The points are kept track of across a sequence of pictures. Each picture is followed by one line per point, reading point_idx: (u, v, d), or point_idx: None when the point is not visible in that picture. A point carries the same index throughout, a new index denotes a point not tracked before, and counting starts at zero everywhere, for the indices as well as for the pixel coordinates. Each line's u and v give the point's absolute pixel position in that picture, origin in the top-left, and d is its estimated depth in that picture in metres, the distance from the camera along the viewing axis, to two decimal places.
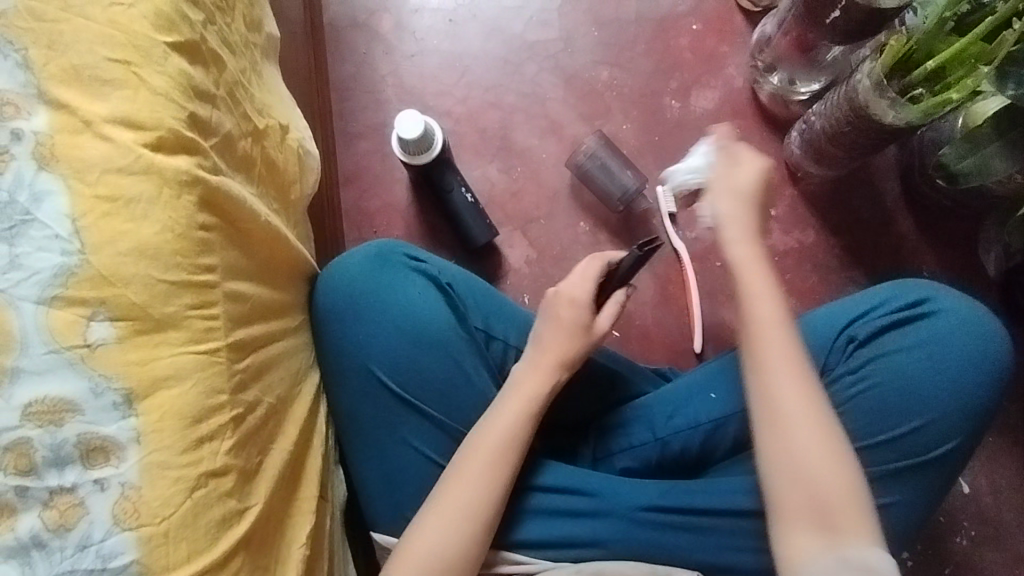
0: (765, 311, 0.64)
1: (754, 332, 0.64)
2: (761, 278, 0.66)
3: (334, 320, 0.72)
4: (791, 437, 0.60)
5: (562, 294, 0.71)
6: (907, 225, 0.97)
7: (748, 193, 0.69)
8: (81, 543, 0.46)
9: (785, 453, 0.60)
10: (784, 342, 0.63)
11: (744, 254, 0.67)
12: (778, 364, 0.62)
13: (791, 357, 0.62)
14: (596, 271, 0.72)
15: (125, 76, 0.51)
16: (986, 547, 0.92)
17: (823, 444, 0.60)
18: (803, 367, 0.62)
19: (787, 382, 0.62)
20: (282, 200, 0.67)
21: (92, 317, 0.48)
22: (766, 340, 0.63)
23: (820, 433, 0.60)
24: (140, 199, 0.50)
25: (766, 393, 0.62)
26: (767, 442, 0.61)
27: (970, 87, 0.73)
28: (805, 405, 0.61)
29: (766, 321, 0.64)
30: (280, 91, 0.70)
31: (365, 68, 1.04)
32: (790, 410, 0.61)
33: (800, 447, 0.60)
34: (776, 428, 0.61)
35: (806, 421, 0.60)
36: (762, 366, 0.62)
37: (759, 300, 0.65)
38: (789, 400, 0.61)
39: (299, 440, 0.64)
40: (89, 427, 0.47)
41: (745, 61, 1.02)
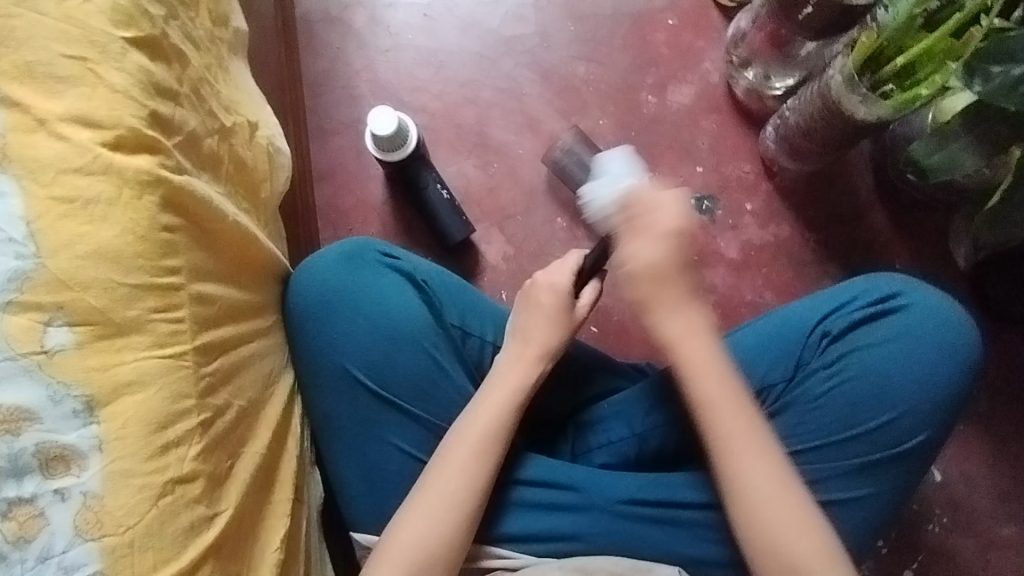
0: (716, 388, 0.64)
1: (706, 410, 0.64)
2: (705, 351, 0.66)
3: (308, 319, 0.71)
4: (757, 513, 0.62)
5: (542, 282, 0.71)
6: (880, 220, 0.98)
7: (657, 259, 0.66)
8: (42, 555, 0.45)
9: (754, 528, 0.62)
10: (739, 418, 0.63)
11: (679, 329, 0.67)
12: (738, 446, 0.63)
13: (748, 433, 0.63)
14: (571, 262, 0.72)
15: (81, 73, 0.49)
16: (958, 534, 0.94)
17: (790, 516, 0.61)
18: (761, 437, 0.63)
19: (746, 455, 0.63)
20: (251, 198, 0.66)
21: (50, 322, 0.46)
22: (723, 422, 0.64)
23: (784, 507, 0.61)
24: (99, 201, 0.48)
25: (728, 469, 0.63)
26: (738, 513, 0.63)
27: (939, 82, 0.74)
28: (771, 479, 0.62)
29: (715, 398, 0.64)
30: (249, 87, 0.69)
31: (339, 63, 1.03)
32: (754, 483, 0.62)
33: (769, 515, 0.62)
34: (743, 505, 0.62)
35: (771, 490, 0.62)
36: (721, 444, 0.63)
37: (705, 377, 0.65)
38: (752, 473, 0.62)
39: (272, 442, 0.63)
40: (49, 436, 0.46)
41: (720, 57, 1.02)
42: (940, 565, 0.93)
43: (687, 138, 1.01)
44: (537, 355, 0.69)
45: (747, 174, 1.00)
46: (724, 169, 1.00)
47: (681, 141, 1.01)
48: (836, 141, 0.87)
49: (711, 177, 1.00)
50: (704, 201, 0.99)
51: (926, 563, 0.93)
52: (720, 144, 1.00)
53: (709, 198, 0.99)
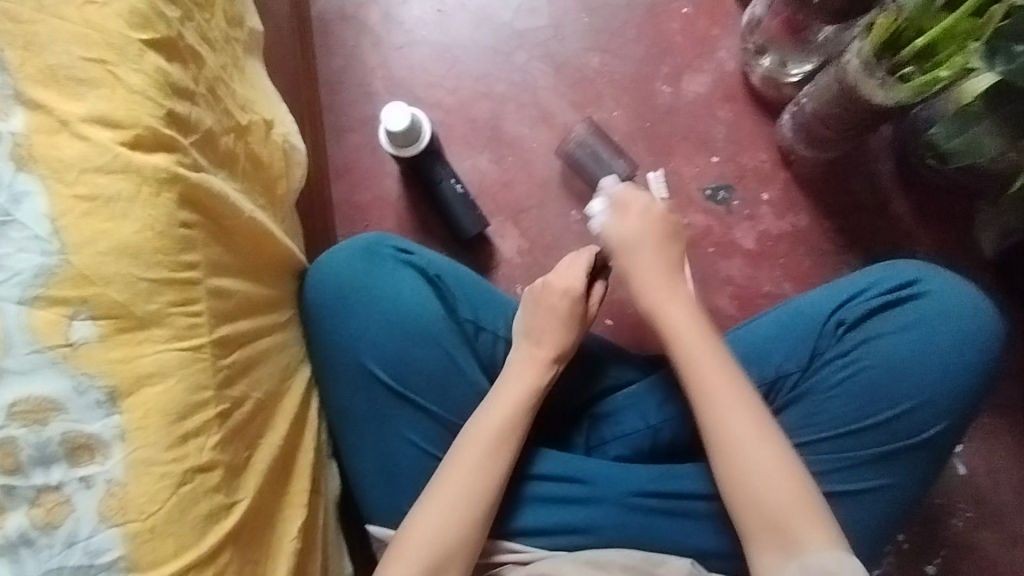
0: (693, 342, 0.66)
1: (686, 364, 0.65)
2: (682, 313, 0.67)
3: (324, 314, 0.72)
4: (737, 458, 0.62)
5: (553, 286, 0.71)
6: (901, 207, 0.96)
7: (639, 240, 0.70)
8: (68, 540, 0.47)
9: (735, 474, 0.62)
10: (721, 365, 0.64)
11: (656, 296, 0.69)
12: (720, 389, 0.63)
13: (727, 384, 0.63)
14: (584, 262, 0.72)
15: (101, 75, 0.51)
16: (985, 528, 0.92)
17: (770, 460, 0.61)
18: (740, 389, 0.63)
19: (725, 405, 0.63)
20: (268, 195, 0.67)
21: (74, 315, 0.48)
22: (705, 367, 0.64)
23: (765, 450, 0.61)
24: (119, 198, 0.50)
25: (710, 421, 0.63)
26: (721, 465, 0.62)
27: (960, 64, 0.72)
28: (751, 422, 0.62)
29: (694, 352, 0.65)
30: (264, 86, 0.70)
31: (354, 60, 1.04)
32: (734, 434, 0.62)
33: (751, 466, 0.61)
34: (725, 451, 0.62)
35: (751, 441, 0.62)
36: (701, 397, 0.64)
37: (682, 334, 0.66)
38: (732, 423, 0.62)
39: (289, 434, 0.65)
40: (74, 426, 0.47)
41: (736, 45, 1.01)
42: (965, 560, 0.91)
43: (702, 128, 1.00)
44: (552, 356, 0.69)
45: (764, 163, 0.99)
46: (740, 158, 0.99)
47: (697, 131, 1.00)
48: (854, 128, 0.85)
49: (728, 167, 0.99)
50: (721, 191, 0.98)
51: (950, 558, 0.91)
52: (736, 133, 0.99)
53: (726, 188, 0.98)
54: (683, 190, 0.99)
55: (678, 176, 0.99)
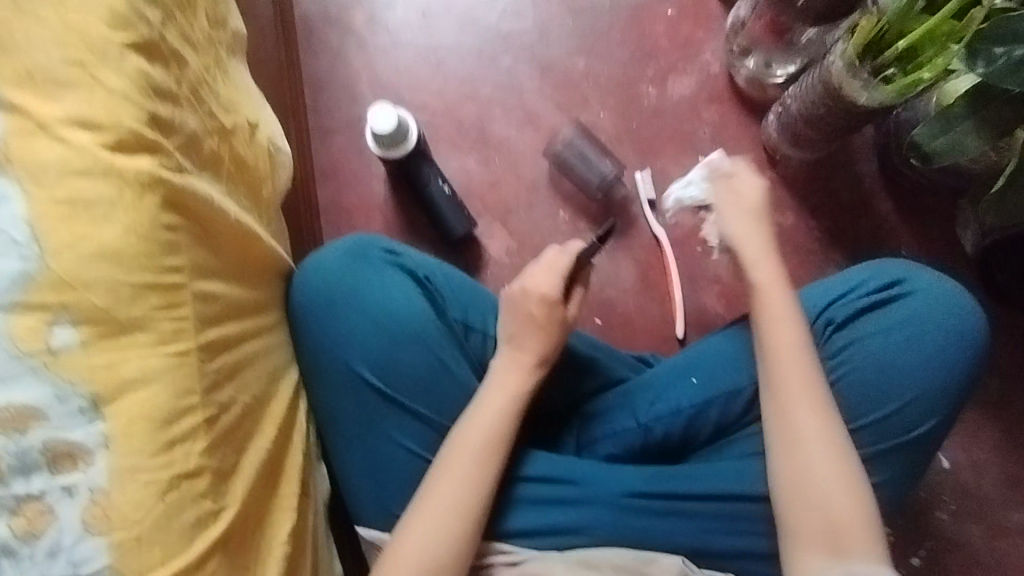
0: (788, 332, 0.65)
1: (773, 354, 0.65)
2: (784, 300, 0.67)
3: (313, 318, 0.72)
4: (801, 460, 0.62)
5: (531, 291, 0.70)
6: (885, 206, 0.97)
7: (756, 210, 0.71)
8: (51, 550, 0.46)
9: (796, 476, 0.62)
10: (802, 366, 0.64)
11: (767, 276, 0.68)
12: (795, 389, 0.63)
13: (810, 379, 0.64)
14: (563, 265, 0.71)
15: (80, 77, 0.50)
16: (968, 521, 0.93)
17: (833, 467, 0.61)
18: (820, 388, 0.64)
19: (803, 402, 0.63)
20: (253, 197, 0.66)
21: (54, 321, 0.47)
22: (785, 365, 0.64)
23: (830, 457, 0.61)
24: (101, 202, 0.49)
25: (785, 414, 0.63)
26: (779, 459, 0.63)
27: (941, 65, 0.73)
28: (824, 426, 0.62)
29: (787, 342, 0.65)
30: (248, 88, 0.69)
31: (339, 62, 1.03)
32: (804, 430, 0.62)
33: (813, 465, 0.62)
34: (790, 449, 0.63)
35: (820, 441, 0.62)
36: (782, 389, 0.64)
37: (781, 322, 0.66)
38: (806, 421, 0.63)
39: (277, 438, 0.64)
40: (55, 433, 0.47)
41: (721, 46, 1.02)
42: (950, 553, 0.92)
43: (688, 129, 1.00)
44: (533, 362, 0.69)
45: (749, 163, 0.99)
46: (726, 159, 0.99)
47: (682, 132, 1.00)
48: (839, 128, 0.86)
49: None
50: None
51: (935, 551, 0.92)
52: (722, 134, 1.00)
53: None
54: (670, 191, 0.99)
55: (664, 177, 0.99)
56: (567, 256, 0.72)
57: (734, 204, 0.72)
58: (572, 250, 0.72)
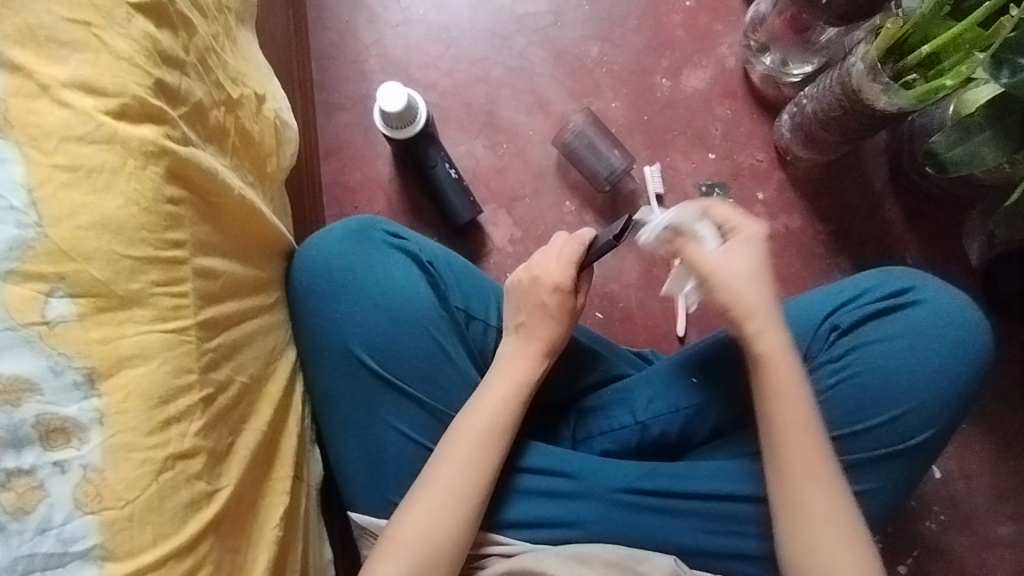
0: (795, 412, 0.63)
1: (780, 434, 0.63)
2: (793, 372, 0.64)
3: (313, 297, 0.71)
4: (808, 537, 0.61)
5: (543, 280, 0.69)
6: (893, 213, 0.97)
7: (753, 273, 0.66)
8: (41, 527, 0.45)
9: (804, 552, 0.61)
10: (809, 441, 0.62)
11: (773, 347, 0.64)
12: (800, 465, 0.62)
13: (819, 460, 0.62)
14: (574, 252, 0.70)
15: (85, 38, 0.48)
16: (955, 531, 0.94)
17: (842, 542, 0.60)
18: (830, 467, 0.62)
19: (812, 483, 0.62)
20: (257, 172, 0.64)
21: (51, 292, 0.46)
22: (790, 439, 0.63)
23: (838, 531, 0.61)
24: (102, 170, 0.47)
25: (793, 494, 0.62)
26: (787, 539, 0.62)
27: (964, 74, 0.72)
28: (830, 501, 0.61)
29: (797, 421, 0.63)
30: (255, 59, 0.67)
31: (348, 37, 1.01)
32: (812, 513, 0.61)
33: (824, 550, 0.60)
34: (796, 525, 0.62)
35: (830, 521, 0.61)
36: (788, 468, 0.62)
37: (789, 399, 0.63)
38: (816, 502, 0.61)
39: (273, 419, 0.63)
40: (48, 407, 0.45)
41: (738, 41, 1.00)
42: (935, 561, 0.93)
43: (700, 124, 0.99)
44: (542, 351, 0.68)
45: (760, 162, 0.98)
46: (736, 157, 0.98)
47: (694, 127, 0.99)
48: (854, 132, 0.85)
49: (723, 164, 0.98)
50: (716, 188, 0.98)
51: (921, 559, 0.93)
52: (734, 131, 0.99)
53: (721, 185, 0.98)
54: (678, 186, 0.98)
55: (673, 172, 0.98)
56: (583, 246, 0.70)
57: (725, 271, 0.66)
58: (586, 240, 0.70)
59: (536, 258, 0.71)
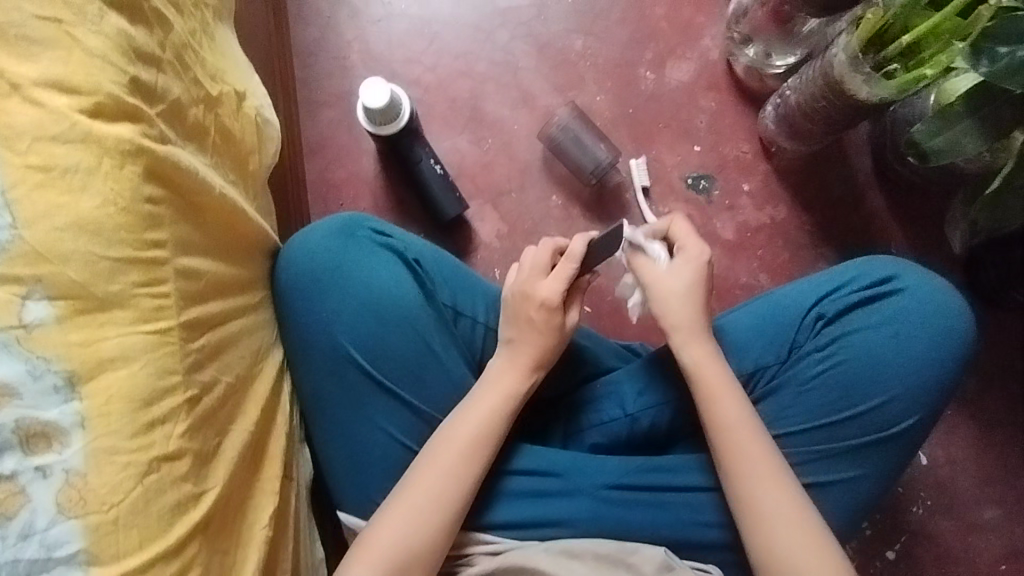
0: (731, 414, 0.64)
1: (720, 437, 0.64)
2: (724, 377, 0.65)
3: (298, 297, 0.70)
4: (766, 532, 0.61)
5: (532, 295, 0.69)
6: (878, 202, 0.98)
7: (686, 293, 0.67)
8: (24, 533, 0.44)
9: (765, 547, 0.61)
10: (749, 440, 0.63)
11: (700, 356, 0.66)
12: (745, 464, 0.63)
13: (762, 456, 0.63)
14: (568, 273, 0.69)
15: (56, 35, 0.47)
16: (941, 515, 0.95)
17: (801, 532, 0.60)
18: (773, 462, 0.63)
19: (759, 479, 0.62)
20: (239, 170, 0.64)
21: (28, 295, 0.45)
22: (730, 440, 0.64)
23: (793, 521, 0.61)
24: (77, 169, 0.46)
25: (743, 491, 0.63)
26: (750, 534, 0.62)
27: (944, 64, 0.72)
28: (781, 496, 0.62)
29: (733, 421, 0.64)
30: (234, 54, 0.66)
31: (330, 32, 1.00)
32: (766, 508, 0.61)
33: (783, 540, 0.60)
34: (752, 522, 0.62)
35: (782, 511, 0.61)
36: (733, 465, 0.63)
37: (723, 403, 0.64)
38: (764, 496, 0.62)
39: (260, 420, 0.62)
40: (28, 413, 0.45)
41: (721, 33, 1.00)
42: (923, 546, 0.94)
43: (685, 117, 0.99)
44: (534, 356, 0.68)
45: (744, 154, 0.99)
46: (722, 148, 0.99)
47: (679, 120, 0.99)
48: (837, 122, 0.86)
49: (708, 156, 0.98)
50: (701, 180, 0.98)
51: (908, 544, 0.94)
52: (718, 123, 0.99)
53: (706, 178, 0.98)
54: (664, 178, 0.98)
55: (659, 165, 0.98)
56: (576, 264, 0.69)
57: (661, 286, 0.68)
58: (576, 257, 0.69)
59: (526, 272, 0.70)
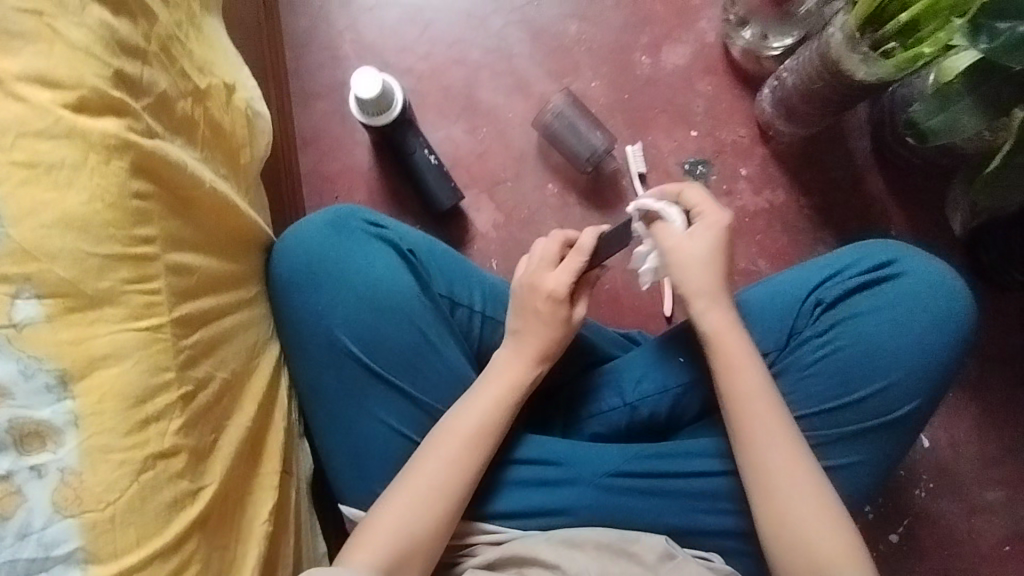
0: (748, 381, 0.64)
1: (736, 405, 0.64)
2: (743, 345, 0.65)
3: (292, 292, 0.70)
4: (777, 500, 0.61)
5: (539, 287, 0.68)
6: (877, 184, 0.97)
7: (707, 258, 0.66)
8: (21, 533, 0.44)
9: (775, 515, 0.61)
10: (765, 409, 0.63)
11: (720, 323, 0.65)
12: (760, 431, 0.63)
13: (778, 425, 0.63)
14: (576, 265, 0.68)
15: (37, 29, 0.46)
16: (943, 497, 0.95)
17: (812, 501, 0.60)
18: (790, 432, 0.63)
19: (774, 447, 0.62)
20: (230, 163, 0.63)
21: (18, 294, 0.44)
22: (746, 408, 0.63)
23: (805, 490, 0.61)
24: (63, 166, 0.46)
25: (758, 462, 0.62)
26: (760, 502, 0.62)
27: (943, 40, 0.71)
28: (794, 465, 0.61)
29: (752, 390, 0.63)
30: (222, 45, 0.65)
31: (320, 22, 0.99)
32: (778, 477, 0.61)
33: (793, 509, 0.60)
34: (763, 490, 0.62)
35: (797, 482, 0.61)
36: (750, 435, 0.63)
37: (741, 371, 0.64)
38: (780, 468, 0.62)
39: (258, 415, 0.62)
40: (21, 412, 0.44)
41: (717, 15, 0.99)
42: (925, 528, 0.94)
43: (681, 102, 0.98)
44: (532, 346, 0.68)
45: (742, 138, 0.98)
46: (719, 133, 0.98)
47: (676, 104, 0.98)
48: (836, 104, 0.86)
49: (705, 141, 0.97)
50: (698, 165, 0.97)
51: (911, 527, 0.94)
52: (715, 107, 0.98)
53: (704, 163, 0.97)
54: (661, 164, 0.97)
55: (656, 150, 0.97)
56: (586, 257, 0.68)
57: (681, 252, 0.67)
58: (587, 249, 0.69)
59: (534, 264, 0.70)
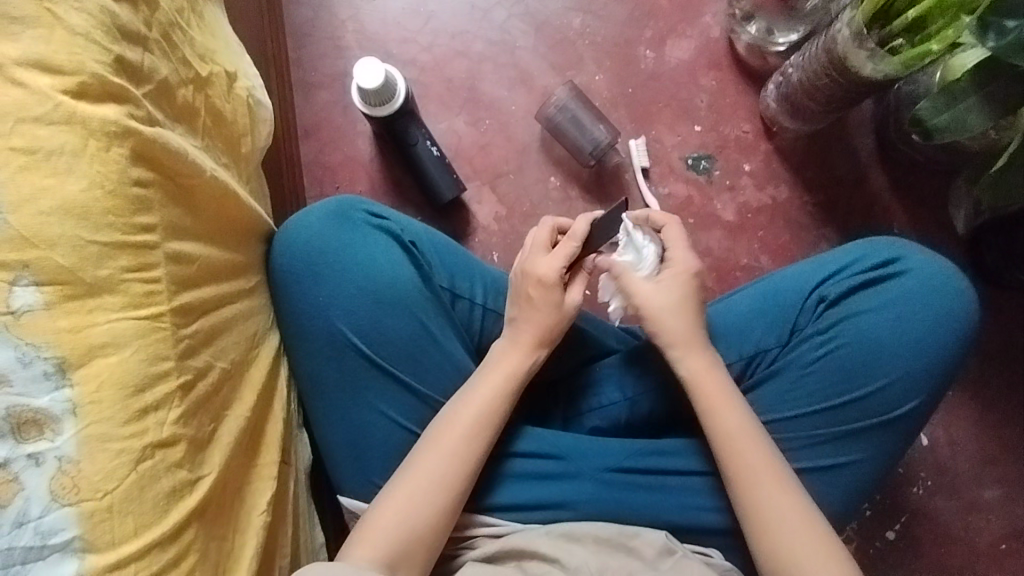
0: (731, 421, 0.64)
1: (721, 444, 0.64)
2: (724, 386, 0.65)
3: (293, 282, 0.69)
4: (774, 538, 0.60)
5: (531, 273, 0.68)
6: (881, 181, 0.96)
7: (681, 307, 0.67)
8: (18, 520, 0.43)
9: (774, 554, 0.60)
10: (750, 447, 0.63)
11: (698, 366, 0.65)
12: (749, 472, 0.62)
13: (763, 463, 0.62)
14: (569, 251, 0.68)
15: (38, 13, 0.46)
16: (941, 496, 0.95)
17: (807, 538, 0.59)
18: (776, 469, 0.62)
19: (764, 485, 0.62)
20: (231, 153, 0.63)
21: (15, 281, 0.44)
22: (733, 448, 0.63)
23: (800, 526, 0.60)
24: (62, 152, 0.45)
25: (747, 497, 0.62)
26: (755, 541, 0.61)
27: (951, 38, 0.71)
28: (786, 502, 0.61)
29: (733, 430, 0.63)
30: (225, 34, 0.65)
31: (322, 12, 0.98)
32: (771, 514, 0.61)
33: (790, 546, 0.59)
34: (758, 529, 0.61)
35: (789, 519, 0.60)
36: (737, 472, 0.63)
37: (722, 411, 0.64)
38: (768, 502, 0.61)
39: (256, 405, 0.62)
40: (19, 400, 0.44)
41: (722, 10, 0.98)
42: (923, 526, 0.95)
43: (685, 96, 0.97)
44: (534, 342, 0.67)
45: (746, 134, 0.97)
46: (722, 128, 0.97)
47: (679, 99, 0.97)
48: (840, 101, 0.85)
49: (709, 136, 0.97)
50: (702, 161, 0.97)
51: (908, 524, 0.95)
52: (719, 102, 0.97)
53: (707, 158, 0.97)
54: (664, 159, 0.97)
55: (659, 145, 0.97)
56: (578, 243, 0.68)
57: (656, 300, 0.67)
58: (580, 235, 0.68)
59: (529, 252, 0.70)
